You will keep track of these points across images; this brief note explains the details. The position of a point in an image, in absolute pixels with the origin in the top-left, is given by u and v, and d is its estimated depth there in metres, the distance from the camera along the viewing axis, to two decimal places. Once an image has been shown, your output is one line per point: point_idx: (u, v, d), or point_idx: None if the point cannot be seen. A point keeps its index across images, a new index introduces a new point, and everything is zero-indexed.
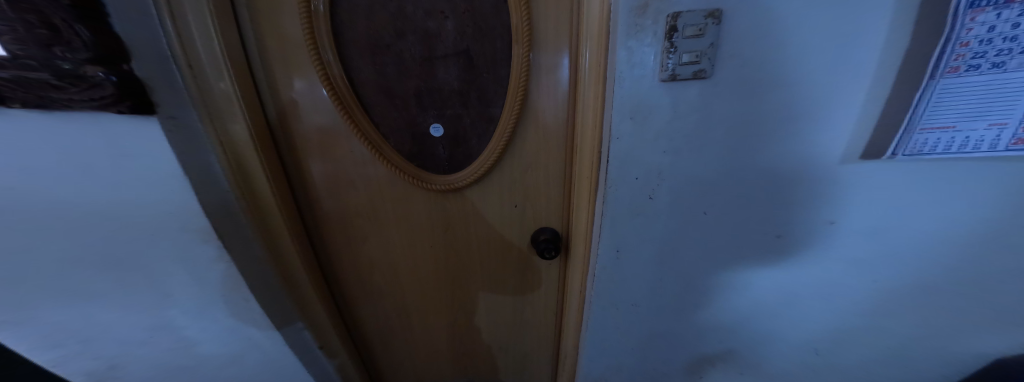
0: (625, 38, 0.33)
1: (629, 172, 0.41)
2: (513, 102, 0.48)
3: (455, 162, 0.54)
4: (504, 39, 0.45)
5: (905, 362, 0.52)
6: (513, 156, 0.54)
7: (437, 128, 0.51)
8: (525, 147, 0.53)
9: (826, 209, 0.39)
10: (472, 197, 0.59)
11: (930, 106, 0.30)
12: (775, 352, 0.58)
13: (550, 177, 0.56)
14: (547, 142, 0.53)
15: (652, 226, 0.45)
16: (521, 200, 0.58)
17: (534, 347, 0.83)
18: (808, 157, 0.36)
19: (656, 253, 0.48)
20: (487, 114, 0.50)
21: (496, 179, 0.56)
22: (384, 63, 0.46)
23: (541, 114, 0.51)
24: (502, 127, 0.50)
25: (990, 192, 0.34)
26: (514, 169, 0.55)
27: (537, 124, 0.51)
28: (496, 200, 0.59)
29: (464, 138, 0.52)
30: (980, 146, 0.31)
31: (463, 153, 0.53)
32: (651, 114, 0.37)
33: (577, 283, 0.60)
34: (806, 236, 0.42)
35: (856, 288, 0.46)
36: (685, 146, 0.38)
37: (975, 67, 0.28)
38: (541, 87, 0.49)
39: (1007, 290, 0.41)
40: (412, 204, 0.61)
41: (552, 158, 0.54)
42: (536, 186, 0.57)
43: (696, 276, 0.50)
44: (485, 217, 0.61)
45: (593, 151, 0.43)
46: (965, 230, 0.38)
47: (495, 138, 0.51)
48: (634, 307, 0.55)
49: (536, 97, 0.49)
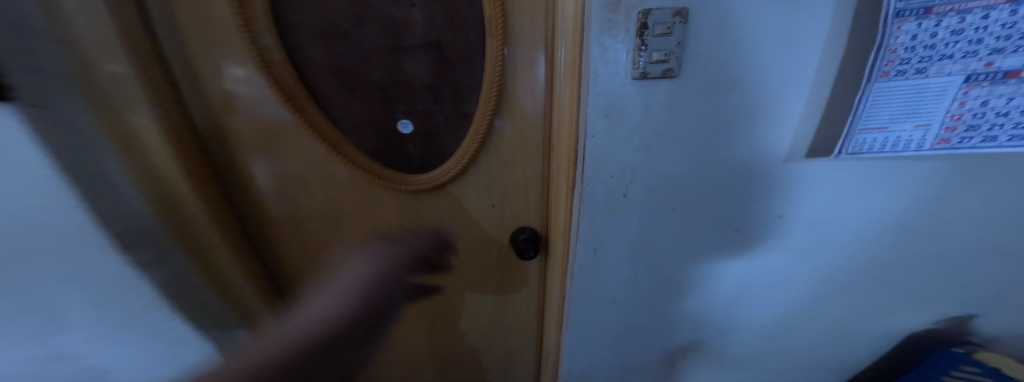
0: (599, 34, 0.33)
1: (604, 172, 0.41)
2: (488, 99, 0.46)
3: (427, 161, 0.51)
4: (476, 32, 0.43)
5: (841, 339, 0.58)
6: (487, 154, 0.52)
7: (406, 124, 0.48)
8: (503, 145, 0.52)
9: (779, 204, 0.42)
10: (446, 198, 0.56)
11: (867, 107, 0.32)
12: (741, 340, 0.61)
13: (528, 176, 0.55)
14: (523, 141, 0.52)
15: (626, 224, 0.46)
16: (498, 200, 0.57)
17: (515, 348, 0.82)
18: (765, 156, 0.38)
19: (630, 250, 0.49)
20: (461, 110, 0.48)
21: (472, 179, 0.54)
22: (341, 52, 0.42)
23: (518, 112, 0.49)
24: (476, 125, 0.48)
25: (911, 188, 0.39)
26: (490, 168, 0.54)
27: (514, 122, 0.50)
28: (473, 200, 0.57)
29: (438, 136, 0.49)
30: (909, 145, 0.34)
31: (435, 151, 0.50)
32: (625, 112, 0.36)
33: (557, 283, 0.59)
34: (766, 231, 0.45)
35: (807, 276, 0.50)
36: (658, 145, 0.38)
37: (903, 72, 0.30)
38: (518, 85, 0.47)
39: (915, 272, 0.47)
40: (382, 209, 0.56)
41: (530, 157, 0.53)
42: (514, 186, 0.56)
43: (669, 271, 0.51)
44: (461, 218, 0.59)
45: (570, 148, 0.42)
46: (892, 223, 0.42)
47: (470, 135, 0.49)
48: (611, 303, 0.56)
49: (513, 95, 0.48)
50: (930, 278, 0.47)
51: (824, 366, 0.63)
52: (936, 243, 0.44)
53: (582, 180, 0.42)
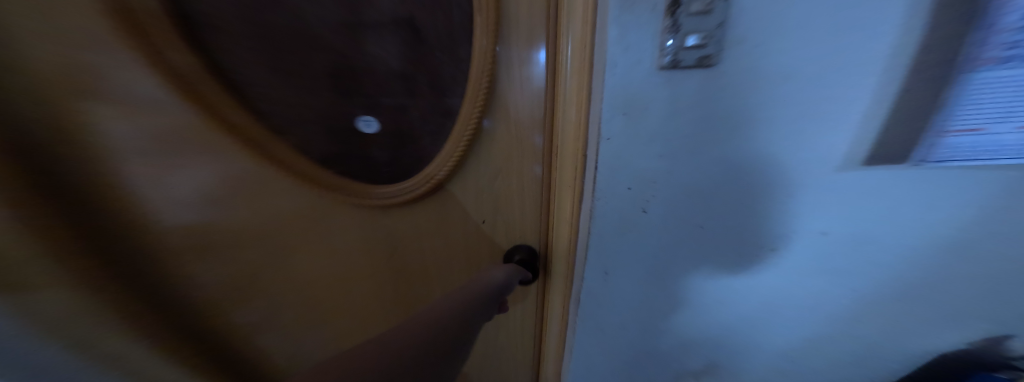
0: (618, 11, 0.26)
1: (620, 183, 0.33)
2: (475, 94, 0.38)
3: (402, 165, 0.43)
4: (461, 11, 0.35)
5: (869, 363, 0.53)
6: (475, 158, 0.44)
7: (370, 122, 0.39)
8: (495, 148, 0.43)
9: (824, 219, 0.35)
10: (425, 209, 0.48)
11: (966, 104, 0.26)
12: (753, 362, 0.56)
13: (523, 186, 0.46)
14: (518, 144, 0.43)
15: (643, 243, 0.38)
16: (488, 211, 0.49)
17: (509, 372, 0.74)
18: (814, 163, 0.31)
19: (646, 271, 0.41)
20: (443, 106, 0.40)
21: (456, 186, 0.46)
22: (271, 29, 0.33)
23: (512, 109, 0.41)
24: (461, 124, 0.40)
25: (980, 201, 0.33)
26: (477, 175, 0.45)
27: (507, 122, 0.42)
28: (457, 210, 0.48)
29: (415, 137, 0.41)
30: (1009, 152, 0.28)
31: (409, 154, 0.42)
32: (649, 108, 0.29)
33: (558, 308, 0.51)
34: (801, 250, 0.38)
35: (841, 298, 0.44)
36: (685, 149, 0.31)
37: (1008, 59, 0.24)
38: (512, 78, 0.39)
39: (966, 296, 0.41)
40: (348, 227, 0.47)
41: (525, 164, 0.45)
42: (506, 196, 0.48)
43: (687, 293, 0.45)
44: (444, 232, 0.50)
45: (577, 153, 0.35)
46: (949, 240, 0.36)
47: (454, 137, 0.40)
48: (620, 330, 0.49)
49: (506, 90, 0.40)
50: (982, 302, 0.42)
51: None
52: (998, 265, 0.38)
53: (592, 191, 0.35)
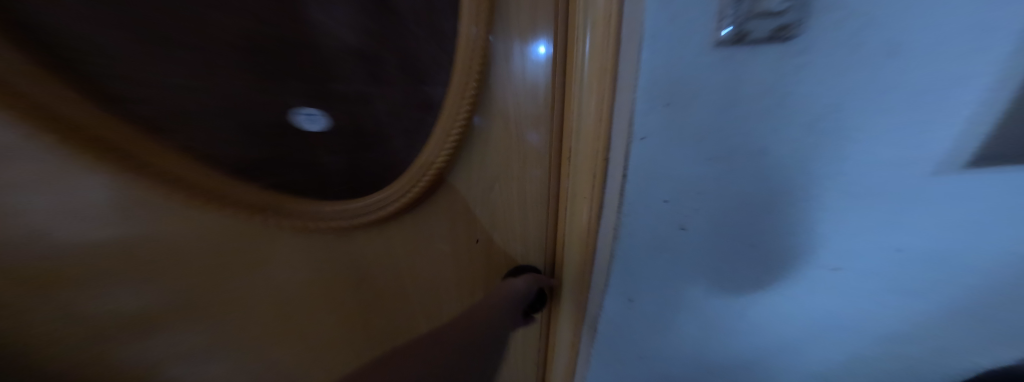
0: None
1: (652, 197, 0.26)
2: (462, 81, 0.26)
3: (362, 179, 0.27)
4: None
5: None
6: (461, 167, 0.32)
7: (313, 114, 0.22)
8: (488, 155, 0.32)
9: (903, 233, 0.28)
10: (401, 242, 0.33)
11: None
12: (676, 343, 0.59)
13: (527, 206, 0.34)
14: (518, 151, 0.31)
15: (677, 267, 0.31)
16: (483, 236, 0.36)
17: None
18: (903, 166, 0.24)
19: (678, 297, 0.34)
20: (420, 96, 0.26)
21: (439, 207, 0.33)
22: None
23: (514, 103, 0.29)
24: (444, 122, 0.27)
25: None
26: (467, 191, 0.33)
27: (506, 120, 0.30)
28: (444, 240, 0.35)
29: (385, 139, 0.26)
30: None
31: (366, 166, 0.26)
32: (704, 99, 0.21)
33: (564, 341, 0.42)
34: (871, 270, 0.31)
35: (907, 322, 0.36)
36: (742, 152, 0.23)
37: None
38: (517, 60, 0.28)
39: None
40: (280, 279, 0.28)
41: (528, 177, 0.33)
42: (506, 218, 0.35)
43: (729, 324, 0.37)
44: (428, 270, 0.36)
45: (595, 161, 0.26)
46: None
47: (434, 141, 0.28)
48: (640, 360, 0.42)
49: (506, 77, 0.28)
50: None
51: None
52: None
53: (608, 206, 0.28)
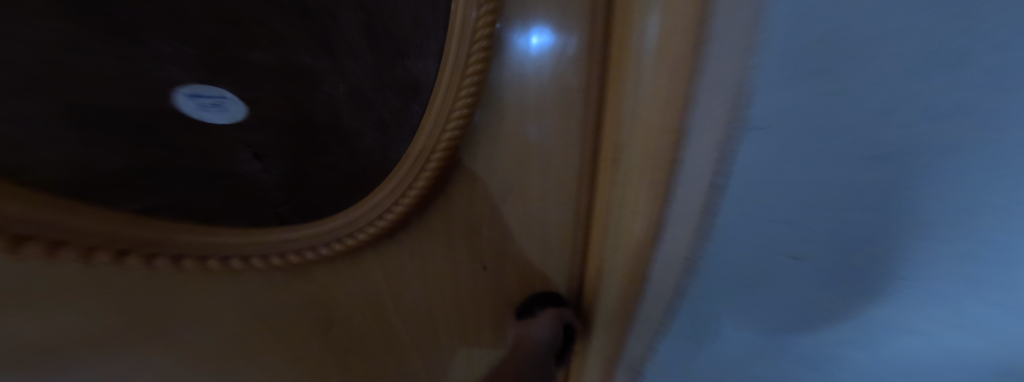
0: None
1: (760, 229, 0.16)
2: (464, 53, 0.18)
3: (324, 190, 0.19)
4: None
5: None
6: (461, 175, 0.22)
7: (222, 101, 0.14)
8: (500, 160, 0.22)
9: None
10: (386, 277, 0.24)
11: None
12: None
13: (550, 226, 0.25)
14: (539, 153, 0.22)
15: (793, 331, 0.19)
16: (493, 269, 0.26)
17: None
18: None
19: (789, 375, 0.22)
20: (402, 74, 0.18)
21: (433, 228, 0.24)
22: None
23: (536, 86, 0.20)
24: (438, 112, 0.19)
25: None
26: (470, 208, 0.24)
27: (524, 111, 0.21)
28: (443, 275, 0.26)
29: (357, 133, 0.18)
30: None
31: (326, 175, 0.18)
32: (882, 74, 0.10)
33: None
34: None
35: None
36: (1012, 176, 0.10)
37: None
38: (539, 22, 0.19)
39: None
40: (216, 328, 0.20)
41: (553, 190, 0.23)
42: (523, 243, 0.26)
43: None
44: (421, 316, 0.27)
45: (660, 168, 0.18)
46: None
47: (425, 139, 0.19)
48: None
49: (525, 48, 0.19)
50: None
51: None
52: None
53: (672, 234, 0.19)
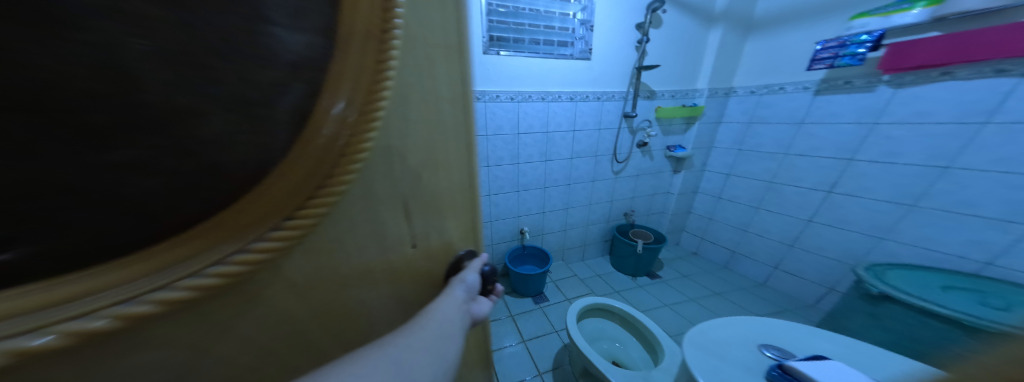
0: None
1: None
2: (367, 37, 0.15)
3: (128, 211, 0.11)
4: None
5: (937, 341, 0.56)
6: (378, 165, 0.17)
7: None
8: (410, 146, 0.19)
9: None
10: (296, 308, 0.17)
11: None
12: (694, 350, 0.42)
13: (457, 203, 0.25)
14: (441, 137, 0.21)
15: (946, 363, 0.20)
16: (421, 252, 0.23)
17: None
18: None
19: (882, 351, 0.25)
20: (272, 43, 0.12)
21: (347, 230, 0.18)
22: None
23: (431, 74, 0.18)
24: (345, 101, 0.14)
25: None
26: (394, 196, 0.19)
27: (425, 98, 0.19)
28: (373, 284, 0.21)
29: (192, 113, 0.11)
30: None
31: (128, 180, 0.11)
32: None
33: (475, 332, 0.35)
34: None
35: None
36: None
37: None
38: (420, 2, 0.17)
39: None
40: None
41: (454, 167, 0.23)
42: (441, 225, 0.24)
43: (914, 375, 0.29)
44: (344, 342, 0.21)
45: None
46: None
47: (333, 131, 0.14)
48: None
49: (421, 39, 0.17)
50: None
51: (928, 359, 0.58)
52: None
53: None
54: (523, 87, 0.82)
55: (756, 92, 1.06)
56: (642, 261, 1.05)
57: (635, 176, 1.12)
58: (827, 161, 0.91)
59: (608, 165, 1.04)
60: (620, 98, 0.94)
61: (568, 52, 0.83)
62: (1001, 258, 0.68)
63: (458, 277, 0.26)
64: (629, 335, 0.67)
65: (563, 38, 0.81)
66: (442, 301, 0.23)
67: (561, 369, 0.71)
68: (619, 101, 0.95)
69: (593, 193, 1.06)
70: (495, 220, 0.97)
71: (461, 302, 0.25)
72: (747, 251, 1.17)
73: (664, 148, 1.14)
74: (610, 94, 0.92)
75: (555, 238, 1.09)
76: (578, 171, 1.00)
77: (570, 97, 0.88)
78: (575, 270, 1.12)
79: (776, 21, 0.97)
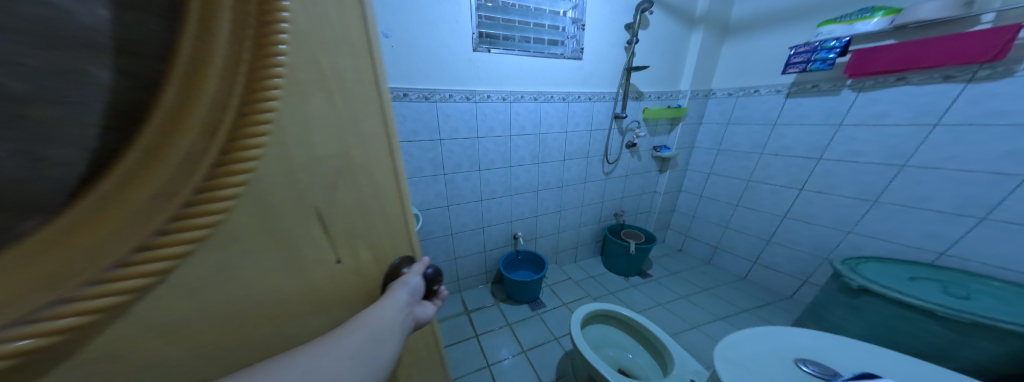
0: None
1: None
2: (235, 38, 0.14)
3: None
4: None
5: (912, 329, 0.61)
6: (275, 172, 0.16)
7: None
8: (318, 150, 0.18)
9: None
10: (170, 339, 0.16)
11: None
12: (727, 369, 0.41)
13: (387, 209, 0.23)
14: (357, 140, 0.20)
15: None
16: (344, 263, 0.22)
17: None
18: None
19: None
20: (62, 38, 0.12)
21: (241, 245, 0.16)
22: None
23: (335, 73, 0.17)
24: (212, 105, 0.13)
25: None
26: (301, 205, 0.18)
27: (329, 104, 0.18)
28: (280, 300, 0.20)
29: None
30: None
31: None
32: None
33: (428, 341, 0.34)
34: None
35: None
36: None
37: None
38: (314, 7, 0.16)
39: None
40: None
41: (378, 174, 0.22)
42: (370, 234, 0.23)
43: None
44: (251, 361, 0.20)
45: None
46: None
47: (189, 146, 0.13)
48: None
49: (317, 44, 0.16)
50: None
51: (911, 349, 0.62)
52: None
53: None
54: (515, 87, 0.79)
55: (732, 94, 1.10)
56: (634, 261, 1.06)
57: (624, 177, 1.13)
58: (798, 159, 0.97)
59: (599, 166, 1.03)
60: (610, 99, 0.94)
61: (559, 51, 0.81)
62: (955, 248, 0.74)
63: (400, 281, 0.25)
64: (636, 344, 0.67)
65: (554, 37, 0.79)
66: (380, 306, 0.23)
67: (564, 378, 0.69)
68: (609, 102, 0.94)
69: (585, 195, 1.06)
70: (486, 226, 0.93)
71: (402, 304, 0.24)
72: (729, 246, 1.22)
73: (650, 148, 1.16)
74: (600, 95, 0.92)
75: (547, 241, 1.07)
76: (570, 173, 0.99)
77: (562, 97, 0.86)
78: (568, 272, 1.12)
79: (749, 26, 1.01)
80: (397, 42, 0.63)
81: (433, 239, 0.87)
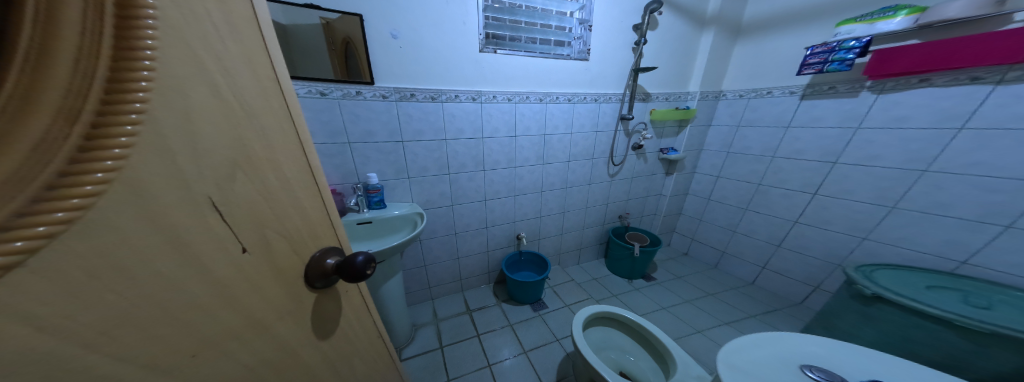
0: None
1: None
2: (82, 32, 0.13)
3: None
4: None
5: (927, 337, 0.58)
6: (156, 163, 0.15)
7: None
8: (206, 142, 0.17)
9: None
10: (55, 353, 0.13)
11: None
12: (732, 375, 0.40)
13: (303, 202, 0.23)
14: (256, 132, 0.19)
15: None
16: (258, 261, 0.21)
17: None
18: None
19: None
20: None
21: (117, 245, 0.14)
22: None
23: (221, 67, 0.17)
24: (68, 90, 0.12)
25: None
26: (192, 200, 0.17)
27: (219, 97, 0.17)
28: (181, 307, 0.17)
29: None
30: None
31: None
32: None
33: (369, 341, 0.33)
34: None
35: None
36: None
37: None
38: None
39: None
40: None
41: (287, 169, 0.22)
42: (286, 229, 0.22)
43: None
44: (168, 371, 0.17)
45: None
46: None
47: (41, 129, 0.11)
48: None
49: (197, 36, 0.16)
50: None
51: (927, 360, 0.59)
52: None
53: None
54: (520, 87, 0.79)
55: (744, 96, 1.08)
56: (638, 264, 1.05)
57: (630, 178, 1.12)
58: (812, 163, 0.94)
59: (603, 168, 1.03)
60: (617, 101, 0.93)
61: (565, 52, 0.81)
62: (977, 257, 0.71)
63: None
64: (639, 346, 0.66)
65: (561, 38, 0.79)
66: None
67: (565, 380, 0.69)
68: (615, 103, 0.94)
69: (589, 196, 1.05)
70: (490, 226, 0.94)
71: None
72: (736, 251, 1.19)
73: (656, 150, 1.15)
74: (607, 96, 0.91)
75: (550, 242, 1.07)
76: (574, 174, 0.98)
77: (567, 99, 0.86)
78: (571, 274, 1.11)
79: (761, 27, 0.99)
80: (405, 43, 0.64)
81: (437, 238, 0.87)
